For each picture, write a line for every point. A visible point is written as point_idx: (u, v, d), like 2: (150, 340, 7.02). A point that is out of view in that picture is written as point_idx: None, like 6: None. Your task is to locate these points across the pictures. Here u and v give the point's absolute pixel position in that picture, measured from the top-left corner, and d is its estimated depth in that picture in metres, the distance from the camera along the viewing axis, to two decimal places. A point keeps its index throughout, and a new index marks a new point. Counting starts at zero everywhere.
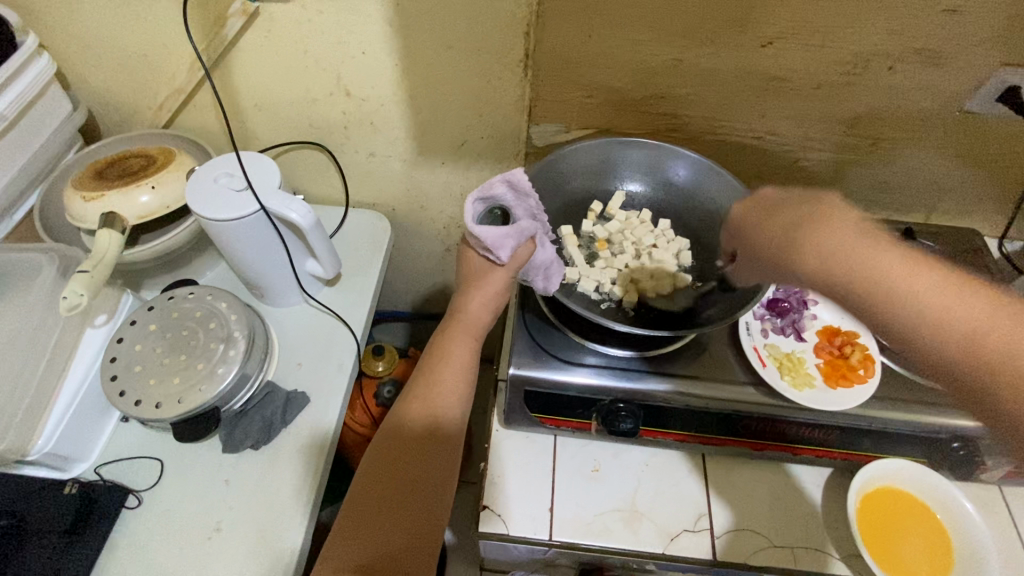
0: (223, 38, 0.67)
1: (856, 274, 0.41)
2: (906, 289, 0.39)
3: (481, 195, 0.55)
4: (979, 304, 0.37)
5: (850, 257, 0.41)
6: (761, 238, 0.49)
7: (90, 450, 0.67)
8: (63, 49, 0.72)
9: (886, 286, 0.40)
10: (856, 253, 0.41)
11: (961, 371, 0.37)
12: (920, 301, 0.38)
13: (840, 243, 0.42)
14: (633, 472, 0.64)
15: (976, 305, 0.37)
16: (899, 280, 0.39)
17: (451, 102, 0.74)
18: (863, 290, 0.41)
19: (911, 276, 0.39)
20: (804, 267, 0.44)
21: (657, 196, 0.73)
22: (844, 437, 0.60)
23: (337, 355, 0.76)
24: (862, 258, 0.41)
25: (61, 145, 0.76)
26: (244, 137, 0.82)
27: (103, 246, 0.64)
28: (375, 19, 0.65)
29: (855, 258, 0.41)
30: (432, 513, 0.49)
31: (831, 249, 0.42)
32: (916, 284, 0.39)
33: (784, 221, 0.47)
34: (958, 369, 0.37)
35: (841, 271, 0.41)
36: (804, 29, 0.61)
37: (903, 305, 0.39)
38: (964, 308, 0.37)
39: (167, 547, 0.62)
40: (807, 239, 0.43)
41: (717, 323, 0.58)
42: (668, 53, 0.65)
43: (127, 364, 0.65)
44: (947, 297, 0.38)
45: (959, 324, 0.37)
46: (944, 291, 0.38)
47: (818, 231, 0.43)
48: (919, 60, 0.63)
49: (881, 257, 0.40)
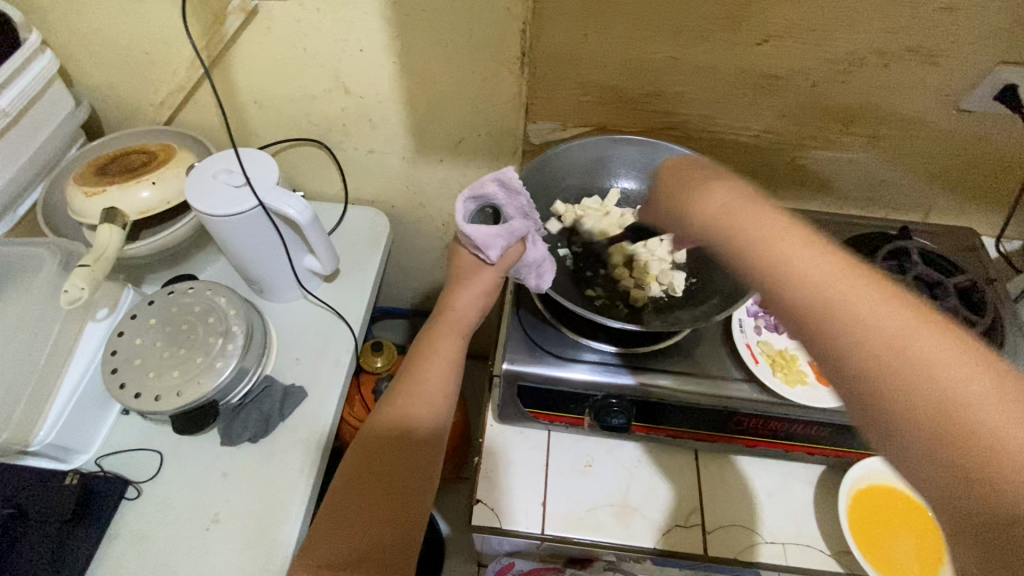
0: (222, 36, 0.68)
1: (777, 263, 0.37)
2: (818, 278, 0.36)
3: (472, 194, 0.56)
4: (859, 280, 0.35)
5: (764, 235, 0.39)
6: (688, 199, 0.47)
7: (92, 442, 0.68)
8: (67, 46, 0.73)
9: (789, 266, 0.37)
10: (756, 227, 0.39)
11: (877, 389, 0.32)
12: (857, 305, 0.34)
13: (737, 207, 0.42)
14: (626, 468, 0.64)
15: (869, 292, 0.34)
16: (786, 244, 0.38)
17: (448, 99, 0.74)
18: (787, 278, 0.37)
19: (836, 275, 0.35)
20: (702, 225, 0.44)
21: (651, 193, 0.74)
22: (836, 435, 0.61)
23: (334, 349, 0.77)
24: (782, 248, 0.38)
25: (64, 140, 0.77)
26: (245, 133, 0.82)
27: (105, 240, 0.65)
28: (372, 16, 0.65)
29: (746, 221, 0.40)
30: (421, 504, 0.50)
31: (721, 207, 0.43)
32: (844, 283, 0.35)
33: (697, 193, 0.46)
34: (872, 383, 0.33)
35: (752, 238, 0.39)
36: (800, 26, 0.61)
37: (818, 291, 0.35)
38: (913, 324, 0.33)
39: (165, 537, 0.63)
40: (712, 202, 0.44)
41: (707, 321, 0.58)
42: (663, 51, 0.65)
43: (127, 357, 0.66)
44: (876, 302, 0.34)
45: (885, 330, 0.33)
46: (844, 286, 0.35)
47: (721, 194, 0.44)
48: (916, 58, 0.63)
49: (797, 248, 0.37)
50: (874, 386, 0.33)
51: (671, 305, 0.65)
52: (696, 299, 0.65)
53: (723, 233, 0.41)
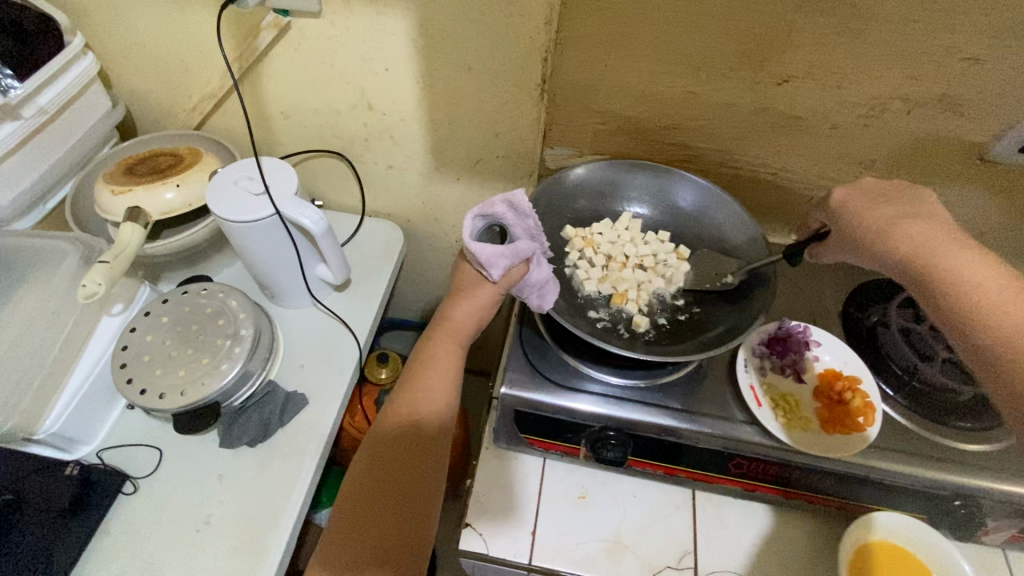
0: (255, 48, 0.70)
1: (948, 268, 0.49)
2: (972, 278, 0.47)
3: (480, 212, 0.57)
4: (997, 279, 0.46)
5: (923, 235, 0.52)
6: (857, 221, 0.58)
7: (96, 434, 0.69)
8: (108, 49, 0.77)
9: (943, 258, 0.49)
10: (946, 246, 0.50)
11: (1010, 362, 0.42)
12: (998, 300, 0.45)
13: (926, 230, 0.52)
14: (620, 502, 0.63)
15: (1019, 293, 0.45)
16: (962, 261, 0.48)
17: (468, 120, 0.75)
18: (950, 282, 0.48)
19: (981, 267, 0.48)
20: (887, 240, 0.54)
21: (661, 220, 0.75)
22: (840, 485, 0.59)
23: (339, 359, 0.77)
24: (953, 250, 0.50)
25: (97, 139, 0.79)
26: (271, 142, 0.85)
27: (126, 238, 0.66)
28: (399, 38, 0.67)
29: (949, 249, 0.50)
30: (423, 517, 0.50)
31: (906, 231, 0.53)
32: (984, 273, 0.47)
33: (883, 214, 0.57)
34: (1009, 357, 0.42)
35: (927, 245, 0.51)
36: (821, 69, 0.61)
37: (970, 287, 0.47)
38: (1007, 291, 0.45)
39: (156, 536, 0.63)
40: (904, 226, 0.54)
41: (709, 352, 0.59)
42: (683, 86, 0.66)
43: (137, 353, 0.68)
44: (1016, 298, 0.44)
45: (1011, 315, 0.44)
46: (1001, 286, 0.46)
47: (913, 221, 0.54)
48: (940, 107, 0.62)
49: (956, 255, 0.49)
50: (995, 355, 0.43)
51: (673, 334, 0.64)
52: (697, 328, 0.65)
53: (914, 247, 0.52)
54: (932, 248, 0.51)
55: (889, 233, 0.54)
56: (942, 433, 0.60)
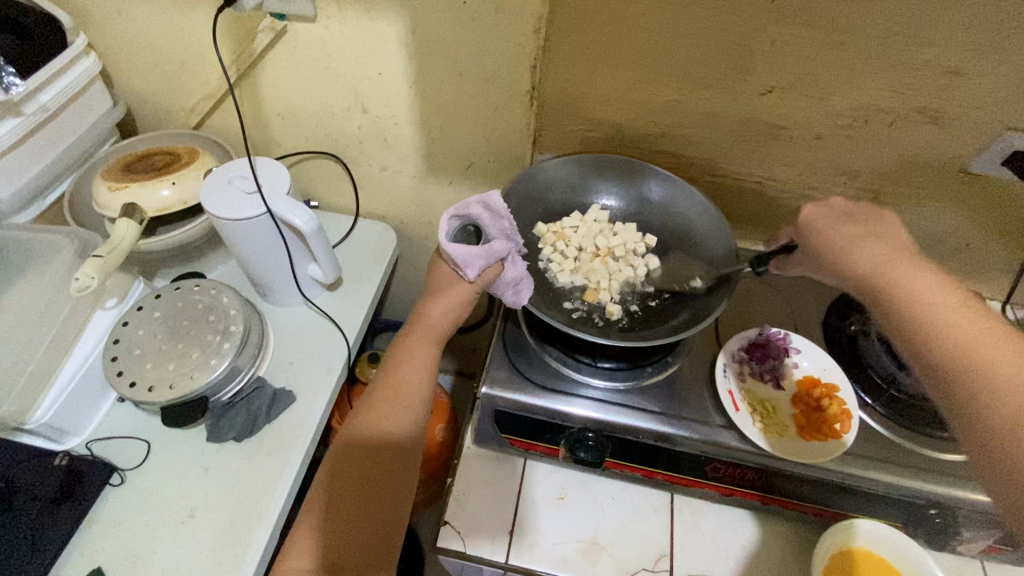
0: (252, 51, 0.72)
1: (904, 281, 0.48)
2: (942, 310, 0.45)
3: (456, 212, 0.59)
4: (966, 312, 0.45)
5: (887, 261, 0.51)
6: (821, 240, 0.57)
7: (86, 425, 0.70)
8: (110, 49, 0.78)
9: (912, 287, 0.48)
10: (908, 273, 0.49)
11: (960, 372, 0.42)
12: (950, 314, 0.45)
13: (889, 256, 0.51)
14: (598, 504, 0.64)
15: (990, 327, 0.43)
16: (930, 291, 0.47)
17: (460, 125, 0.76)
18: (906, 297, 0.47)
19: (951, 300, 0.46)
20: (849, 264, 0.53)
21: (632, 211, 0.76)
22: (816, 492, 0.59)
23: (327, 357, 0.78)
24: (912, 276, 0.48)
25: (98, 136, 0.81)
26: (267, 143, 0.86)
27: (121, 233, 0.68)
28: (392, 43, 0.68)
29: (912, 277, 0.48)
30: (396, 512, 0.51)
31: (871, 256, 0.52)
32: (955, 306, 0.45)
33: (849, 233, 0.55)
34: (958, 370, 0.42)
35: (890, 273, 0.50)
36: (803, 80, 0.62)
37: (939, 319, 0.45)
38: (980, 325, 0.43)
39: (140, 527, 0.64)
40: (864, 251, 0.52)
41: (681, 334, 0.61)
42: (669, 95, 0.67)
43: (129, 347, 0.69)
44: (966, 315, 0.44)
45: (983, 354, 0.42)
46: (966, 318, 0.44)
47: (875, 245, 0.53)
48: (922, 119, 0.63)
49: (909, 273, 0.49)
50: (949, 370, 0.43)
51: (644, 322, 0.66)
52: (667, 315, 0.67)
53: (877, 273, 0.50)
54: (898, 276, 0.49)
55: (852, 258, 0.53)
56: (927, 443, 0.60)
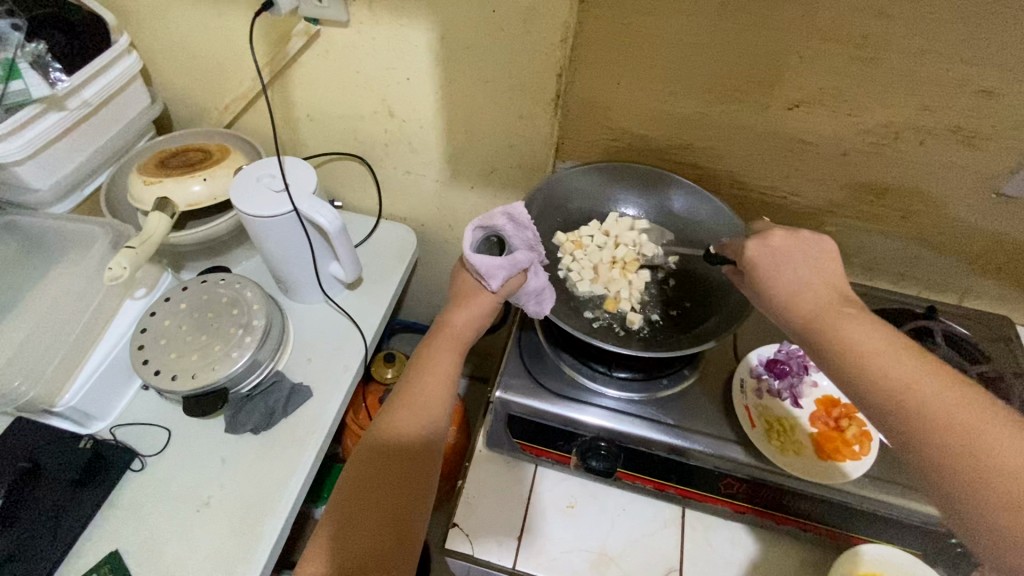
0: (286, 54, 0.74)
1: (861, 354, 0.43)
2: (889, 377, 0.42)
3: (481, 223, 0.60)
4: (913, 372, 0.41)
5: (824, 320, 0.46)
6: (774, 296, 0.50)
7: (111, 411, 0.72)
8: (151, 49, 0.81)
9: (856, 349, 0.44)
10: (845, 332, 0.45)
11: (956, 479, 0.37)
12: (890, 371, 0.42)
13: (825, 313, 0.46)
14: (608, 515, 0.63)
15: (939, 389, 0.40)
16: (875, 357, 0.43)
17: (484, 131, 0.77)
18: (872, 377, 0.42)
19: (895, 359, 0.42)
20: (790, 322, 0.49)
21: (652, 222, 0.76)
22: (832, 514, 0.58)
23: (344, 355, 0.80)
24: (851, 335, 0.44)
25: (135, 132, 0.84)
26: (296, 143, 0.88)
27: (153, 226, 0.70)
28: (421, 49, 0.69)
29: (849, 337, 0.44)
30: (418, 511, 0.52)
31: (808, 313, 0.47)
32: (897, 367, 0.42)
33: (781, 275, 0.50)
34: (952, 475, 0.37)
35: (830, 335, 0.45)
36: (832, 96, 0.62)
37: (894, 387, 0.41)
38: (927, 389, 0.40)
39: (157, 513, 0.66)
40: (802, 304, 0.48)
41: (701, 346, 0.60)
42: (694, 106, 0.67)
43: (155, 337, 0.71)
44: (923, 380, 0.41)
45: (949, 427, 0.39)
46: (917, 380, 0.41)
47: (803, 293, 0.49)
48: (954, 138, 0.62)
49: (845, 326, 0.45)
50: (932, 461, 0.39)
51: (663, 334, 0.66)
52: (686, 328, 0.67)
53: (817, 334, 0.46)
54: (839, 339, 0.45)
55: (792, 312, 0.48)
56: None
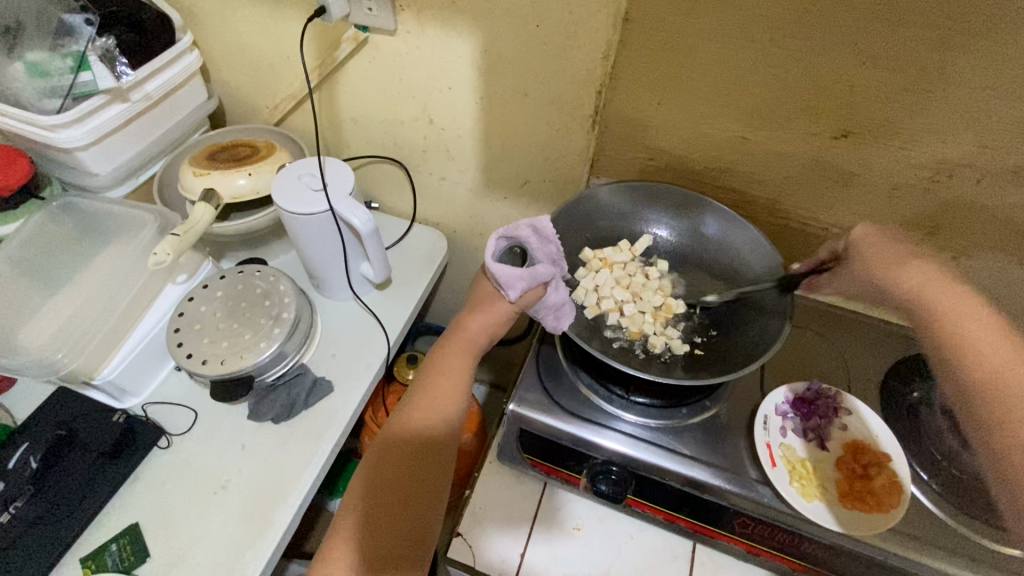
0: (335, 59, 0.77)
1: (952, 323, 0.54)
2: (976, 347, 0.51)
3: (505, 233, 0.60)
4: (1000, 349, 0.51)
5: (937, 299, 0.56)
6: (869, 260, 0.61)
7: (144, 388, 0.76)
8: (211, 48, 0.86)
9: (957, 324, 0.53)
10: (952, 309, 0.54)
11: (997, 422, 0.48)
12: (979, 343, 0.52)
13: (937, 292, 0.56)
14: (615, 542, 0.62)
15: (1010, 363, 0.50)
16: (970, 329, 0.53)
17: (521, 144, 0.78)
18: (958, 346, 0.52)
19: (991, 340, 0.52)
20: (898, 291, 0.58)
21: (683, 245, 0.75)
22: (852, 564, 0.55)
23: (367, 353, 0.81)
24: (959, 317, 0.54)
25: (191, 126, 0.89)
26: (338, 144, 0.91)
27: (197, 217, 0.73)
28: (464, 60, 0.71)
29: (954, 317, 0.54)
30: (430, 515, 0.52)
31: (918, 289, 0.57)
32: (992, 346, 0.51)
33: (893, 258, 0.60)
34: (989, 418, 0.48)
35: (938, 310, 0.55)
36: (884, 127, 0.59)
37: (982, 358, 0.51)
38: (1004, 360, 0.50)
39: (177, 491, 0.68)
40: (914, 284, 0.57)
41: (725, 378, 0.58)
42: (736, 130, 0.66)
43: (191, 321, 0.74)
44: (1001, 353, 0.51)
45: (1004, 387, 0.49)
46: (1001, 357, 0.50)
47: (913, 274, 0.58)
48: (1017, 180, 0.58)
49: (955, 306, 0.55)
50: (992, 415, 0.48)
51: (684, 362, 0.65)
52: (711, 360, 0.65)
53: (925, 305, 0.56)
54: (943, 316, 0.55)
55: (903, 288, 0.58)
56: (987, 532, 0.54)
